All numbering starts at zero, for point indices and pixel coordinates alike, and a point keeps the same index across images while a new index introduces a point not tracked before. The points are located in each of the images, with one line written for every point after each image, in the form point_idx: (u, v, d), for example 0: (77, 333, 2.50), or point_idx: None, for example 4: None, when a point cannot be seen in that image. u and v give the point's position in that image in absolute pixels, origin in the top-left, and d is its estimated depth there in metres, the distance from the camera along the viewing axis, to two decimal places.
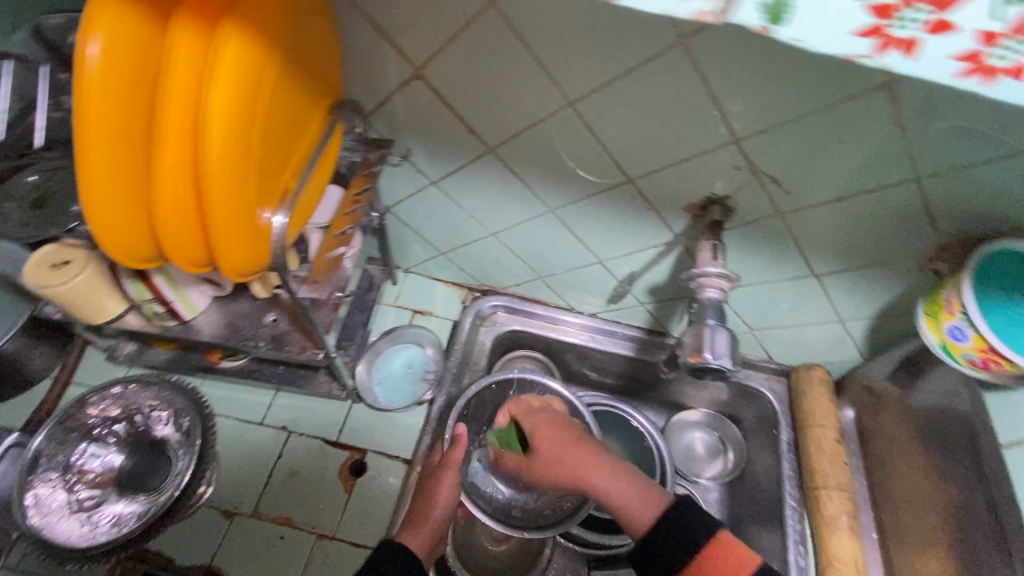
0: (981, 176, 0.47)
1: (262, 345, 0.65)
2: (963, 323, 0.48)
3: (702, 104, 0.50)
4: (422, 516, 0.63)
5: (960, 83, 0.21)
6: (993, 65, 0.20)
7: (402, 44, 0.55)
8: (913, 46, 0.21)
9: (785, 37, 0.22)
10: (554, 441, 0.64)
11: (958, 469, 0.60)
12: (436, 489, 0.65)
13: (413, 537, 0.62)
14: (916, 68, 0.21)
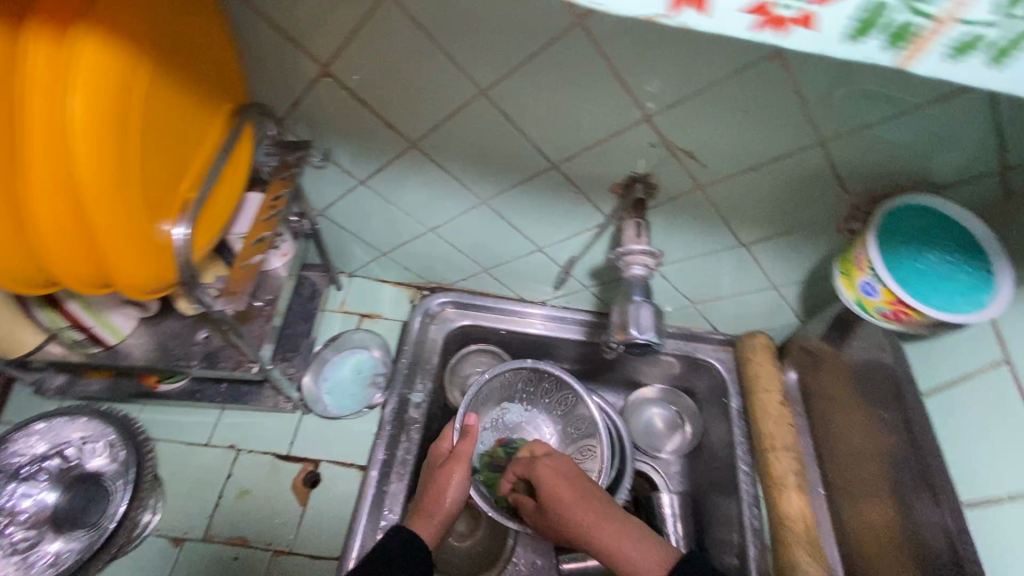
0: (879, 132, 0.49)
1: (195, 363, 0.67)
2: (874, 278, 0.49)
3: (610, 83, 0.50)
4: (433, 504, 0.66)
5: (756, 36, 0.23)
6: (781, 16, 0.21)
7: (303, 42, 0.53)
8: (703, 3, 0.22)
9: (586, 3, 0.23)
10: (566, 484, 0.66)
11: (891, 420, 0.62)
12: (444, 481, 0.68)
13: (424, 526, 0.65)
14: (711, 24, 0.22)
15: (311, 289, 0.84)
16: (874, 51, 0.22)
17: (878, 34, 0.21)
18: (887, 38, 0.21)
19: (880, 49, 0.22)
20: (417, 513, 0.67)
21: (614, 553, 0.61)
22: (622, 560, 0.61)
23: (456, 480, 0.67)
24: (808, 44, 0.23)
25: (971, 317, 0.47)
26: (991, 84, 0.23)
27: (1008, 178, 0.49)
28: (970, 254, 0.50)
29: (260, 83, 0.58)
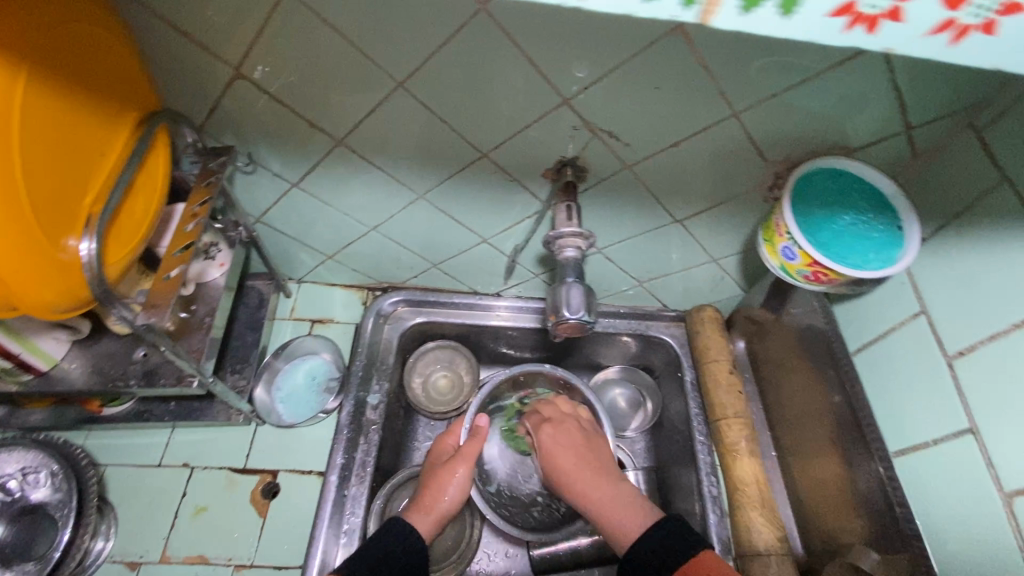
0: (787, 100, 0.50)
1: (134, 383, 0.66)
2: (792, 242, 0.52)
3: (524, 68, 0.50)
4: (433, 499, 0.67)
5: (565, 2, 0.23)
6: None
7: (210, 46, 0.51)
8: None
9: None
10: (568, 449, 0.71)
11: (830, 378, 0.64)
12: (447, 479, 0.69)
13: (422, 520, 0.66)
14: None
15: (257, 297, 0.84)
16: (675, 9, 0.22)
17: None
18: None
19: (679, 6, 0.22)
20: (414, 506, 0.67)
21: (597, 511, 0.65)
22: (602, 516, 0.64)
23: (457, 480, 0.68)
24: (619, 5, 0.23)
25: (883, 272, 0.51)
26: (799, 33, 0.23)
27: (913, 135, 0.52)
28: (880, 215, 0.54)
29: (170, 90, 0.56)
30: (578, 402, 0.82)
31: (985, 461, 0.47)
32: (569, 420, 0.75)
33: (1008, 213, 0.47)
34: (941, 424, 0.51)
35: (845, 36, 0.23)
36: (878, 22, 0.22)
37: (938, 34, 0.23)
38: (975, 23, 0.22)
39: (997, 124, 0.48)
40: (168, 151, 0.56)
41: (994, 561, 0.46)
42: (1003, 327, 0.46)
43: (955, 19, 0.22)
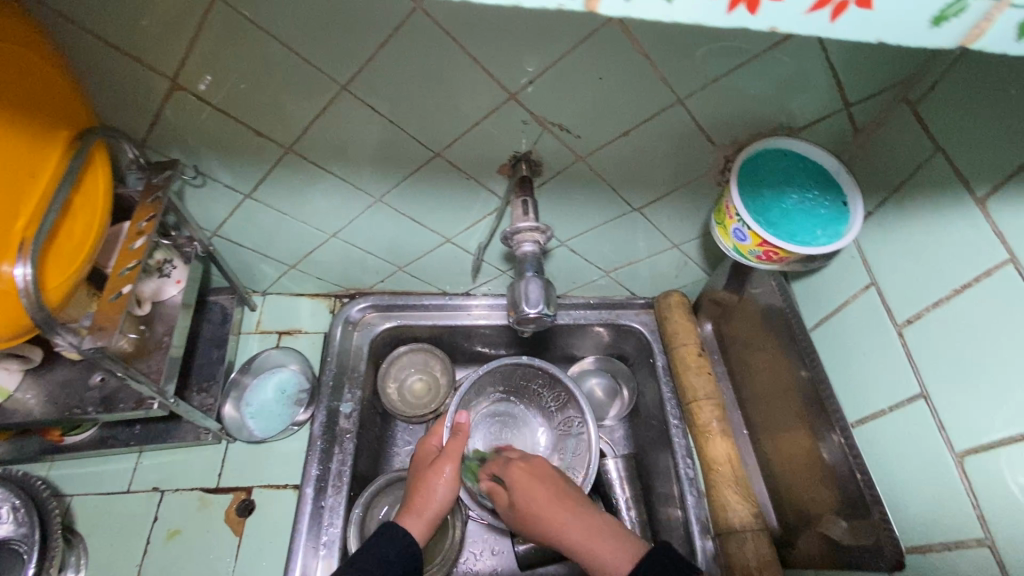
0: (729, 84, 0.51)
1: (92, 410, 0.64)
2: (742, 224, 0.54)
3: (467, 65, 0.50)
4: (425, 502, 0.66)
5: None
6: None
7: (143, 57, 0.49)
8: None
9: None
10: (542, 485, 0.66)
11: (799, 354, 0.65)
12: (435, 479, 0.67)
13: (415, 523, 0.64)
14: None
15: (221, 313, 0.84)
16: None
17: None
18: None
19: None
20: (406, 509, 0.66)
21: (581, 547, 0.61)
22: (586, 549, 0.60)
23: (446, 479, 0.67)
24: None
25: (830, 247, 0.52)
26: (684, 17, 0.22)
27: (852, 112, 0.54)
28: (825, 192, 0.56)
29: (107, 107, 0.54)
30: (562, 395, 0.82)
31: (937, 424, 0.49)
32: (537, 460, 0.70)
33: (944, 182, 0.48)
34: (897, 390, 0.53)
35: (729, 17, 0.22)
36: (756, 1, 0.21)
37: (818, 11, 0.21)
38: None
39: (928, 96, 0.49)
40: (108, 167, 0.54)
41: (951, 519, 0.47)
42: (946, 292, 0.48)
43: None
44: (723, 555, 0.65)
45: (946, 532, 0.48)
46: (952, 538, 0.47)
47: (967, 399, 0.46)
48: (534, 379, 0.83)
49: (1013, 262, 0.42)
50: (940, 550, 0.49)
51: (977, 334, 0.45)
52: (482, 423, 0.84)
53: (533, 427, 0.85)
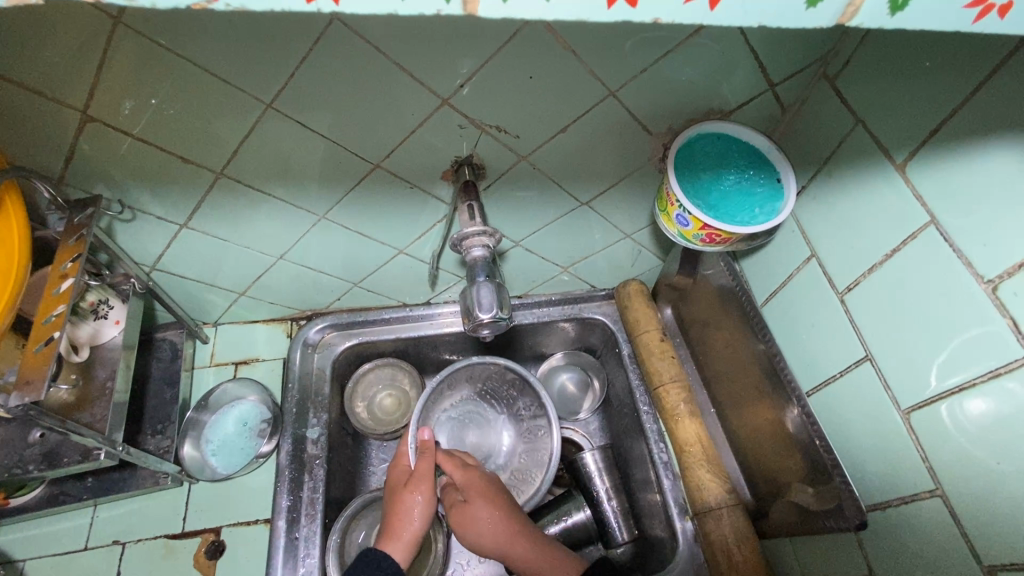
0: (659, 74, 0.51)
1: (33, 468, 0.60)
2: (683, 210, 0.55)
3: (395, 74, 0.49)
4: (402, 526, 0.64)
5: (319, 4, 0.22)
6: None
7: (47, 90, 0.46)
8: None
9: None
10: (489, 508, 0.65)
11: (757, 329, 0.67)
12: (409, 503, 0.66)
13: (397, 548, 0.63)
14: None
15: (170, 349, 0.80)
16: (436, 4, 0.22)
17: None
18: None
19: None
20: (386, 536, 0.64)
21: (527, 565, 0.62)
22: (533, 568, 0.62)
23: (422, 500, 0.66)
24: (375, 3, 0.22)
25: (769, 224, 0.54)
26: (567, 15, 0.23)
27: (778, 91, 0.56)
28: (759, 171, 0.57)
29: (14, 146, 0.50)
30: (522, 390, 0.81)
31: (883, 384, 0.51)
32: (473, 475, 0.69)
33: (867, 152, 0.50)
34: (846, 355, 0.55)
35: (611, 12, 0.23)
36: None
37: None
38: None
39: (845, 71, 0.51)
40: (22, 214, 0.51)
41: (904, 474, 0.49)
42: (879, 258, 0.50)
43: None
44: (702, 534, 0.66)
45: (902, 487, 0.50)
46: (908, 492, 0.49)
47: (907, 357, 0.48)
48: (498, 379, 0.83)
49: (933, 223, 0.44)
50: (897, 505, 0.50)
51: (909, 294, 0.47)
52: (444, 428, 0.83)
53: (495, 424, 0.85)
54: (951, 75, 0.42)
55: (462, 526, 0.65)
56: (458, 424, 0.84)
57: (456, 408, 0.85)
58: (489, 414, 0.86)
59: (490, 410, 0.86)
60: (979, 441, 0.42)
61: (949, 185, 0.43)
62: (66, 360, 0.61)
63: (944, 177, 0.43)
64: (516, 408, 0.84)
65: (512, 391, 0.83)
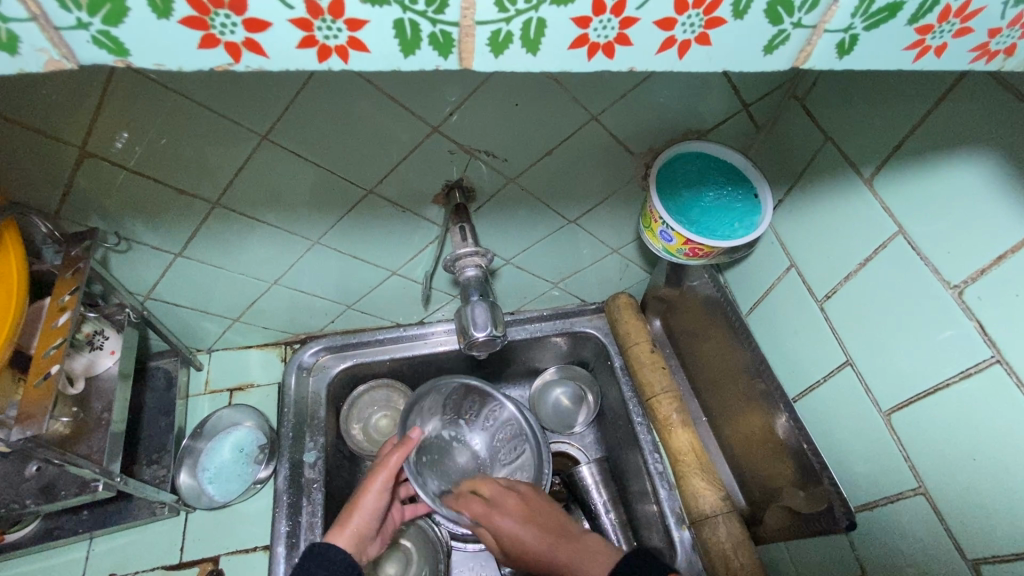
0: (640, 98, 0.54)
1: (31, 502, 0.60)
2: (666, 226, 0.57)
3: (389, 106, 0.51)
4: (350, 513, 0.64)
5: (331, 65, 0.25)
6: (336, 44, 0.24)
7: (47, 129, 0.47)
8: (309, 41, 0.24)
9: (151, 63, 0.24)
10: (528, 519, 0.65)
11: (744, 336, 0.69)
12: (367, 490, 0.65)
13: (339, 536, 0.62)
14: (279, 63, 0.25)
15: (164, 378, 0.80)
16: (434, 59, 0.25)
17: (426, 45, 0.25)
18: (434, 48, 0.25)
19: (437, 55, 0.25)
20: (337, 523, 0.64)
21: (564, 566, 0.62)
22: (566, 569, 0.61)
23: (374, 490, 0.65)
24: (380, 64, 0.26)
25: (749, 237, 0.56)
26: (552, 67, 0.26)
27: (751, 111, 0.59)
28: (737, 186, 0.60)
29: (8, 184, 0.51)
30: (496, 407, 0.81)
31: (865, 388, 0.53)
32: (496, 494, 0.68)
33: (838, 167, 0.53)
34: (828, 360, 0.57)
35: (592, 63, 0.26)
36: (612, 49, 0.25)
37: (665, 51, 0.26)
38: (691, 37, 0.25)
39: (812, 91, 0.54)
40: (20, 247, 0.52)
41: (889, 474, 0.51)
42: (855, 267, 0.52)
43: (673, 37, 0.25)
44: (700, 543, 0.67)
45: (887, 486, 0.52)
46: (894, 491, 0.51)
47: (885, 360, 0.50)
48: (470, 398, 0.81)
49: (902, 233, 0.47)
50: (884, 504, 0.52)
51: (883, 301, 0.50)
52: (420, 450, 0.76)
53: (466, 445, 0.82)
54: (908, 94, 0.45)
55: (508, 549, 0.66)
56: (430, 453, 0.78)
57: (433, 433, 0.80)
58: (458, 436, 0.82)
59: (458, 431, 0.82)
60: (958, 438, 0.44)
61: (915, 198, 0.46)
62: (62, 394, 0.62)
63: (911, 189, 0.46)
64: (485, 423, 0.82)
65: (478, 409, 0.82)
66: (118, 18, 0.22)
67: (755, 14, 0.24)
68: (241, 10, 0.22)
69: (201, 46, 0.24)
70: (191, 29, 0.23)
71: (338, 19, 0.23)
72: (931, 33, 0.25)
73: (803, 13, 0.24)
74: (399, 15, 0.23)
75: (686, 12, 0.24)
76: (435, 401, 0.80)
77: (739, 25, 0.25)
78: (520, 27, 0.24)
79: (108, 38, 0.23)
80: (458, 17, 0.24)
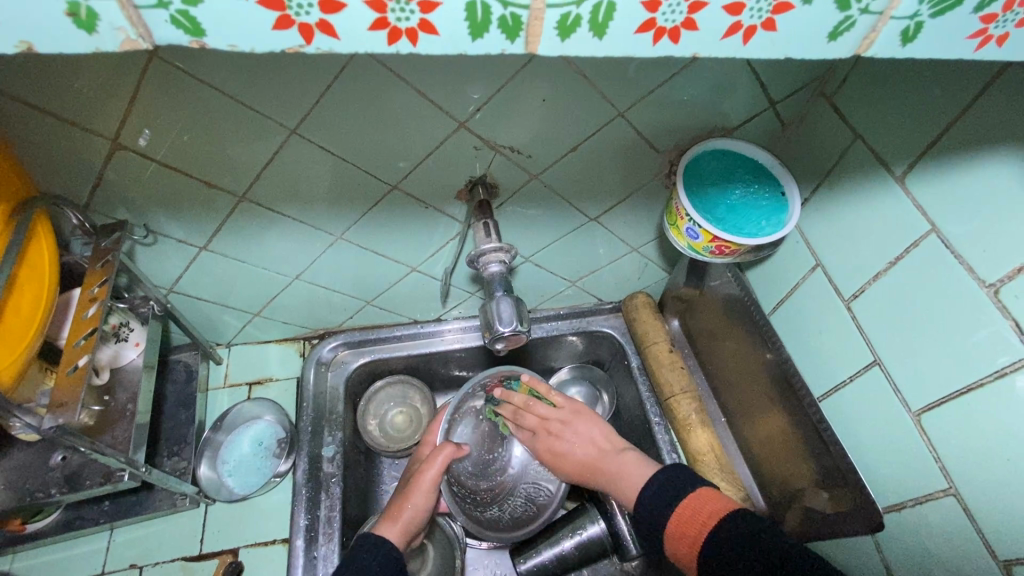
0: (670, 93, 0.54)
1: (56, 490, 0.61)
2: (693, 223, 0.57)
3: (418, 100, 0.51)
4: (400, 507, 0.66)
5: (399, 47, 0.26)
6: (406, 26, 0.25)
7: (84, 120, 0.47)
8: (378, 23, 0.24)
9: (222, 44, 0.25)
10: (582, 439, 0.72)
11: (765, 336, 0.69)
12: (419, 484, 0.67)
13: (393, 527, 0.64)
14: (344, 46, 0.25)
15: (184, 371, 0.81)
16: (502, 43, 0.26)
17: (495, 28, 0.25)
18: (502, 32, 0.25)
19: (497, 41, 0.25)
20: (387, 516, 0.65)
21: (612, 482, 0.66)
22: (615, 483, 0.66)
23: (424, 487, 0.67)
24: (440, 50, 0.26)
25: (776, 235, 0.56)
26: (616, 50, 0.27)
27: (778, 109, 0.58)
28: (763, 185, 0.60)
29: (42, 176, 0.52)
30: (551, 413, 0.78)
31: (893, 388, 0.52)
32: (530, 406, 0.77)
33: (867, 165, 0.53)
34: (854, 361, 0.57)
35: (657, 47, 0.27)
36: (678, 33, 0.26)
37: (730, 37, 0.26)
38: (757, 23, 0.26)
39: (841, 90, 0.54)
40: (51, 237, 0.52)
41: (918, 475, 0.51)
42: (884, 266, 0.52)
43: (740, 22, 0.25)
44: None
45: (915, 488, 0.51)
46: (922, 492, 0.50)
47: (915, 360, 0.50)
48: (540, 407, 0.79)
49: (935, 232, 0.47)
50: (912, 506, 0.52)
51: (914, 300, 0.49)
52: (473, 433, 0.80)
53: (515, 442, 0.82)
54: (943, 91, 0.44)
55: (556, 459, 0.73)
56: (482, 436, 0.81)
57: (487, 422, 0.81)
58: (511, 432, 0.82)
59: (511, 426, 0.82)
60: (990, 439, 0.44)
61: (950, 196, 0.45)
62: (88, 383, 0.62)
63: (945, 187, 0.46)
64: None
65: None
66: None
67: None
68: None
69: (275, 28, 0.24)
70: (263, 9, 0.23)
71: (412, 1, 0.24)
72: (995, 22, 0.26)
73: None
74: None
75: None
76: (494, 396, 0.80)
77: (806, 11, 0.25)
78: (590, 10, 0.25)
79: (181, 18, 0.23)
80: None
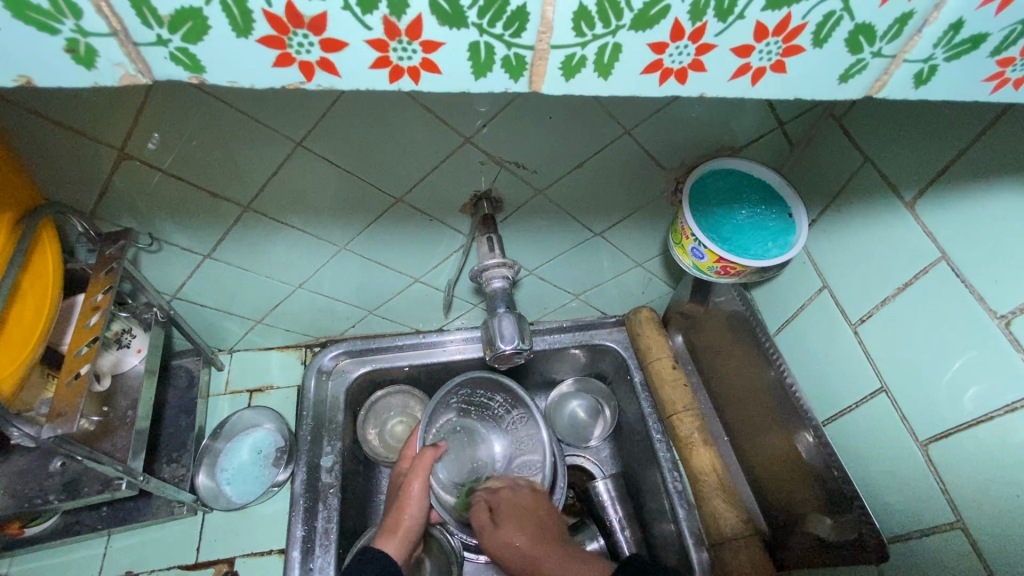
0: (677, 112, 0.53)
1: (54, 497, 0.61)
2: (698, 243, 0.57)
3: (423, 115, 0.50)
4: (398, 520, 0.65)
5: (401, 85, 0.26)
6: (409, 64, 0.25)
7: (92, 131, 0.48)
8: (381, 61, 0.24)
9: (222, 80, 0.25)
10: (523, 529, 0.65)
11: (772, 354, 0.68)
12: (411, 491, 0.67)
13: (391, 541, 0.64)
14: (347, 83, 0.25)
15: (186, 377, 0.81)
16: (505, 82, 0.26)
17: (499, 68, 0.25)
18: (507, 71, 0.25)
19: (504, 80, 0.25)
20: (385, 531, 0.65)
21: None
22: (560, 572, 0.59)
23: (415, 495, 0.66)
24: (446, 86, 0.26)
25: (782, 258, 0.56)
26: (622, 91, 0.27)
27: (786, 129, 0.58)
28: (770, 205, 0.60)
29: (53, 184, 0.52)
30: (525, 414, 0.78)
31: (900, 415, 0.51)
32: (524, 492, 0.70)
33: (876, 188, 0.52)
34: (860, 387, 0.56)
35: (662, 87, 0.26)
36: (684, 73, 0.26)
37: (739, 78, 0.26)
38: (766, 65, 0.25)
39: (851, 111, 0.54)
40: (56, 245, 0.52)
41: (925, 506, 0.50)
42: (892, 290, 0.51)
43: (748, 64, 0.25)
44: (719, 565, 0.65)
45: (922, 519, 0.50)
46: (929, 524, 0.49)
47: (923, 389, 0.49)
48: (514, 407, 0.78)
49: (945, 259, 0.46)
50: (919, 537, 0.51)
51: (922, 328, 0.48)
52: (450, 434, 0.78)
53: (490, 442, 0.81)
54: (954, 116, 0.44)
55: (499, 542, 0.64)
56: (456, 438, 0.79)
57: (459, 421, 0.80)
58: (484, 433, 0.81)
59: (483, 424, 0.81)
60: (998, 474, 0.43)
61: (960, 224, 0.45)
62: (90, 390, 0.62)
63: (955, 215, 0.45)
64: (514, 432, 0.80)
65: (517, 418, 0.79)
66: (198, 35, 0.23)
67: (835, 43, 0.24)
68: (316, 31, 0.23)
69: (276, 64, 0.24)
70: (267, 49, 0.23)
71: (415, 41, 0.24)
72: (1011, 65, 0.26)
73: (884, 42, 0.25)
74: (475, 38, 0.24)
75: (764, 39, 0.24)
76: (465, 395, 0.78)
77: (817, 52, 0.25)
78: (595, 52, 0.24)
79: (183, 57, 0.23)
80: (534, 41, 0.24)
